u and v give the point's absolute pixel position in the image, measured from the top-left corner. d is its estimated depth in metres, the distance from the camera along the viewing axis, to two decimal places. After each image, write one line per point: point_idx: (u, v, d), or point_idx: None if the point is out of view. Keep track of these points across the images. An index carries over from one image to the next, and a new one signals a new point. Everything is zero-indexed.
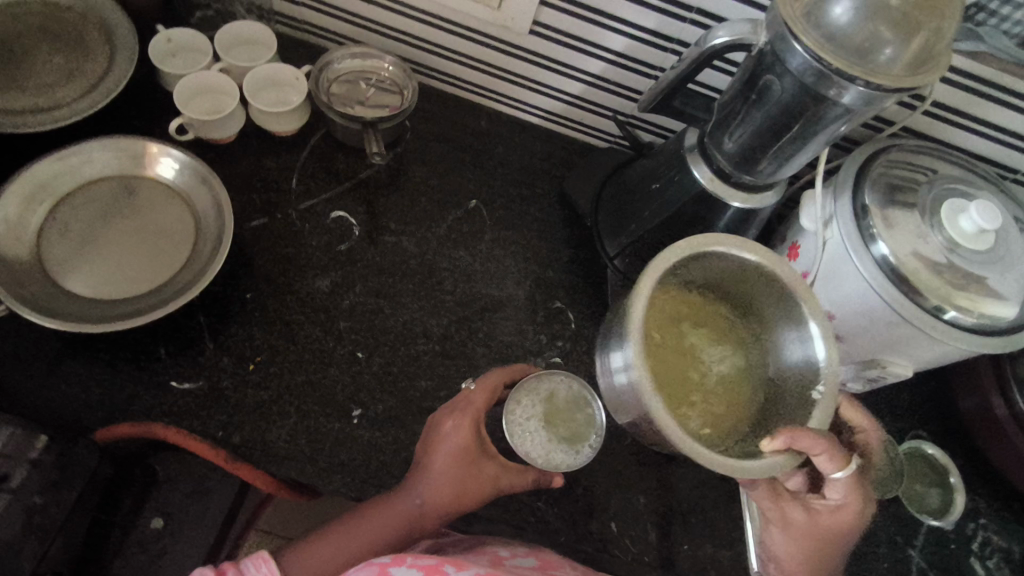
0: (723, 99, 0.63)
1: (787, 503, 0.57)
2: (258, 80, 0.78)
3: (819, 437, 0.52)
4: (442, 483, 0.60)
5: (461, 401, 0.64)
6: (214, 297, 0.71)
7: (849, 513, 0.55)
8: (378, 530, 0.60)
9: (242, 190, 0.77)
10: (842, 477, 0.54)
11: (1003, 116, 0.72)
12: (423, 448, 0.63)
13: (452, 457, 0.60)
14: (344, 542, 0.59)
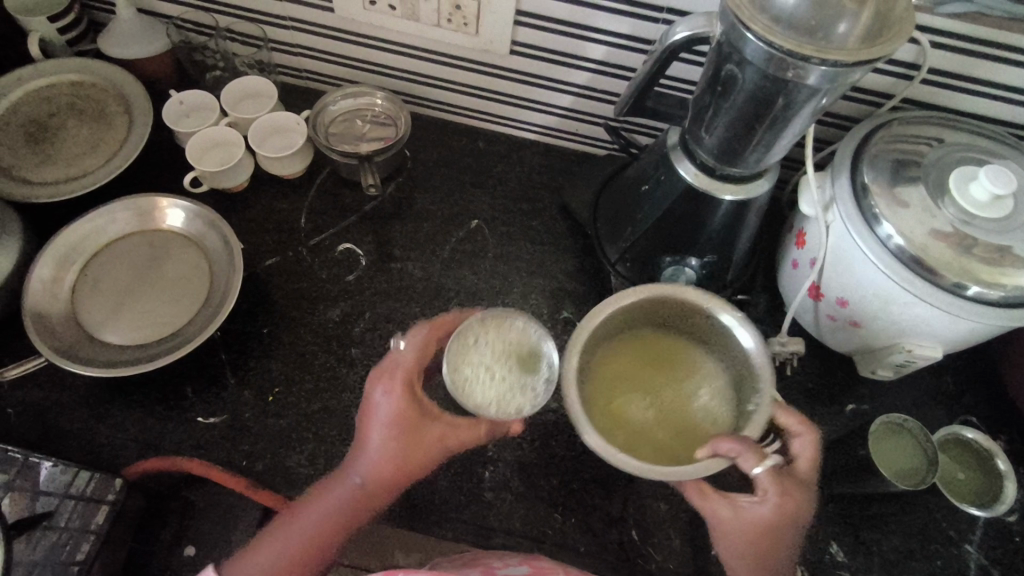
0: (696, 95, 0.64)
1: (713, 502, 0.59)
2: (262, 129, 0.84)
3: (736, 441, 0.55)
4: (381, 456, 0.59)
5: (396, 361, 0.61)
6: (233, 335, 0.76)
7: (775, 510, 0.57)
8: (323, 516, 0.59)
9: (256, 233, 0.82)
10: (762, 473, 0.56)
11: (1011, 75, 0.68)
12: (360, 421, 0.62)
13: (390, 427, 0.60)
14: (292, 534, 0.59)
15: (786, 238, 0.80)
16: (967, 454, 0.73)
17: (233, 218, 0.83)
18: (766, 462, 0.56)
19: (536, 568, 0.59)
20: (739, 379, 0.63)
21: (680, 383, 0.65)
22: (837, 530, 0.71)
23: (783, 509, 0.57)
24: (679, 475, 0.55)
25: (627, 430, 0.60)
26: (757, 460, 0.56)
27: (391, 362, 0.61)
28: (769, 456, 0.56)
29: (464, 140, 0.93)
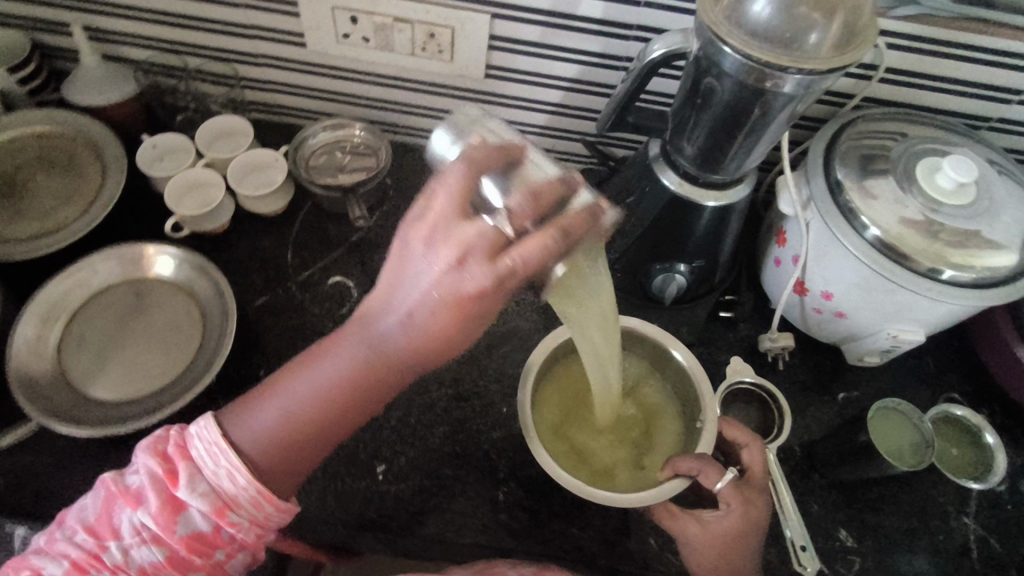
0: (675, 108, 0.66)
1: (680, 520, 0.63)
2: (241, 168, 0.83)
3: (693, 459, 0.62)
4: (431, 320, 0.47)
5: (465, 205, 0.48)
6: (229, 379, 0.74)
7: (737, 519, 0.61)
8: (345, 367, 0.50)
9: (242, 272, 0.81)
10: (722, 488, 0.62)
11: (961, 70, 0.72)
12: (404, 289, 0.49)
13: (446, 311, 0.46)
14: (312, 396, 0.51)
15: (766, 237, 0.82)
16: (961, 432, 0.76)
17: (218, 260, 0.82)
18: (726, 477, 0.62)
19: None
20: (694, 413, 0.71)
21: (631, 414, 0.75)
22: (845, 516, 0.73)
23: (747, 517, 0.61)
24: (627, 500, 0.62)
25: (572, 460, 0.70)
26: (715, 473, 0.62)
27: (480, 235, 0.46)
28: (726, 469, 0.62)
29: None
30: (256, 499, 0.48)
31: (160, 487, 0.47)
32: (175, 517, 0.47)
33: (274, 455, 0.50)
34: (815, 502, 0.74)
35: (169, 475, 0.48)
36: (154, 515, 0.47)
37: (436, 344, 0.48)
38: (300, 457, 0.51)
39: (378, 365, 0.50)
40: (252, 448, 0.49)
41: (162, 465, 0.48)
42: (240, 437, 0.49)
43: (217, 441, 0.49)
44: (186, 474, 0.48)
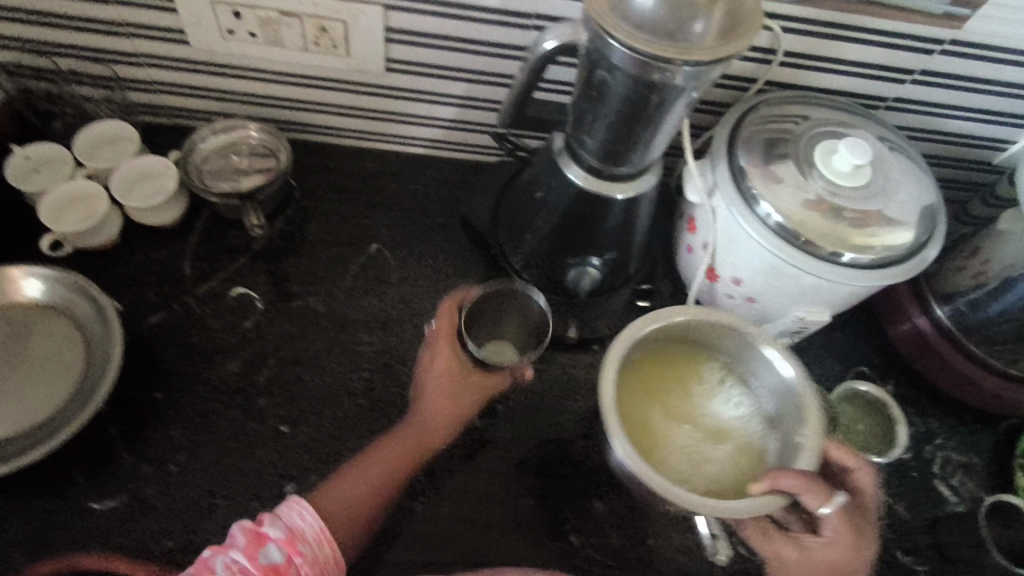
0: (573, 102, 0.64)
1: (778, 543, 0.65)
2: (127, 178, 0.77)
3: (800, 478, 0.60)
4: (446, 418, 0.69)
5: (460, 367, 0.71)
6: (124, 405, 0.69)
7: (844, 551, 0.60)
8: (394, 451, 0.66)
9: (135, 289, 0.76)
10: (828, 511, 0.60)
11: (853, 51, 0.73)
12: (444, 393, 0.69)
13: (454, 408, 0.70)
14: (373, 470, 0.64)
15: (678, 225, 0.82)
16: (867, 409, 0.80)
17: (105, 277, 0.76)
18: (831, 500, 0.60)
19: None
20: (783, 404, 0.69)
21: (714, 398, 0.72)
22: None
23: (856, 549, 0.60)
24: (716, 507, 0.60)
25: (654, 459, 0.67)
26: (820, 498, 0.60)
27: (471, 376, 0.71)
28: (836, 494, 0.60)
29: (352, 161, 0.89)
30: (320, 539, 0.56)
31: (247, 532, 0.54)
32: (258, 547, 0.53)
33: (351, 518, 0.61)
34: None
35: (260, 522, 0.55)
36: (243, 552, 0.52)
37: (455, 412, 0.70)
38: (366, 509, 0.62)
39: (409, 438, 0.67)
40: (339, 516, 0.60)
41: (251, 524, 0.54)
42: (327, 504, 0.60)
43: (303, 506, 0.57)
44: (276, 524, 0.55)
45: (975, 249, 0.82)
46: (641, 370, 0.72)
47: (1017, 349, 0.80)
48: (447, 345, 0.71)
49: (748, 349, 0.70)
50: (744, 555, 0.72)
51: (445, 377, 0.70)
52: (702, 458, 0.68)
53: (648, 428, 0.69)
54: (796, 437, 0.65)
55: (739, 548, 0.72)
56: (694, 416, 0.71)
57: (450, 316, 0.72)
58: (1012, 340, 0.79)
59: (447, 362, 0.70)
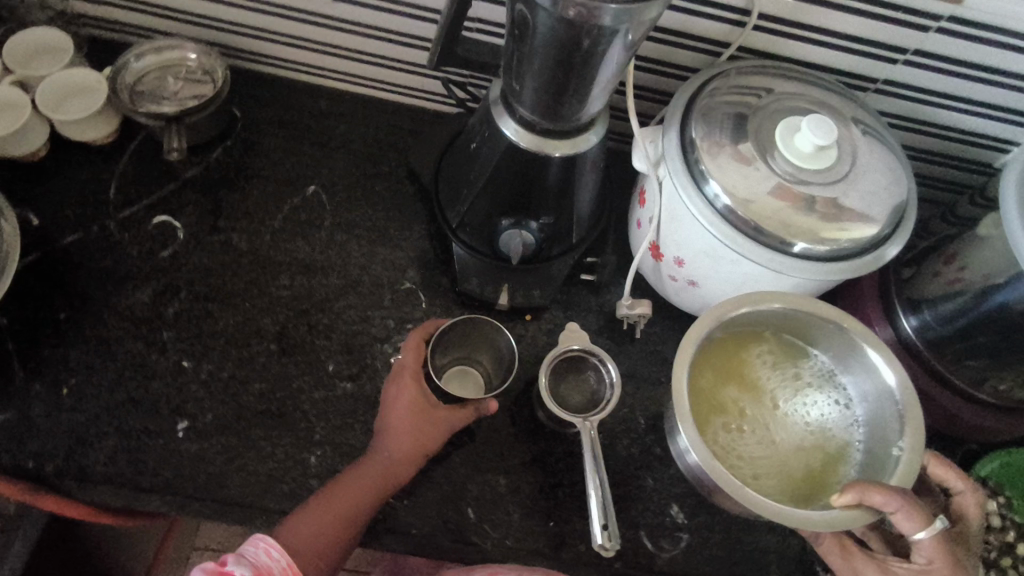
0: (504, 45, 0.58)
1: (857, 562, 0.58)
2: (55, 89, 0.74)
3: (892, 494, 0.53)
4: (404, 442, 0.62)
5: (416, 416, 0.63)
6: (24, 321, 0.67)
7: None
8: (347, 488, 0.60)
9: (54, 206, 0.73)
10: (924, 537, 0.54)
11: (836, 21, 0.66)
12: (413, 430, 0.63)
13: (412, 438, 0.63)
14: (340, 502, 0.59)
15: (630, 197, 0.77)
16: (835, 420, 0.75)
17: (26, 191, 0.74)
18: (929, 526, 0.54)
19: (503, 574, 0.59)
20: (873, 410, 0.63)
21: (773, 407, 0.66)
22: (679, 492, 0.71)
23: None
24: (812, 520, 0.55)
25: (743, 466, 0.62)
26: (923, 523, 0.54)
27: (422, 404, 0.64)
28: (936, 519, 0.55)
29: (303, 98, 0.85)
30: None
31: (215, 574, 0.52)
32: None
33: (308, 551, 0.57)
34: (650, 476, 0.72)
35: (218, 562, 0.52)
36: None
37: (415, 443, 0.63)
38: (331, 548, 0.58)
39: (368, 472, 0.61)
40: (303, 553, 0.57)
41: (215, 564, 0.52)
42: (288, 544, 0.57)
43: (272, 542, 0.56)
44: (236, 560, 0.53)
45: (952, 255, 0.75)
46: (713, 363, 0.66)
47: (984, 368, 0.73)
48: (411, 377, 0.65)
49: (838, 341, 0.64)
50: (649, 549, 0.69)
51: (411, 401, 0.64)
52: (757, 466, 0.62)
53: (705, 430, 0.63)
54: (891, 450, 0.59)
55: (644, 542, 0.69)
56: (766, 416, 0.65)
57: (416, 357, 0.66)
58: (979, 358, 0.73)
59: (410, 382, 0.64)
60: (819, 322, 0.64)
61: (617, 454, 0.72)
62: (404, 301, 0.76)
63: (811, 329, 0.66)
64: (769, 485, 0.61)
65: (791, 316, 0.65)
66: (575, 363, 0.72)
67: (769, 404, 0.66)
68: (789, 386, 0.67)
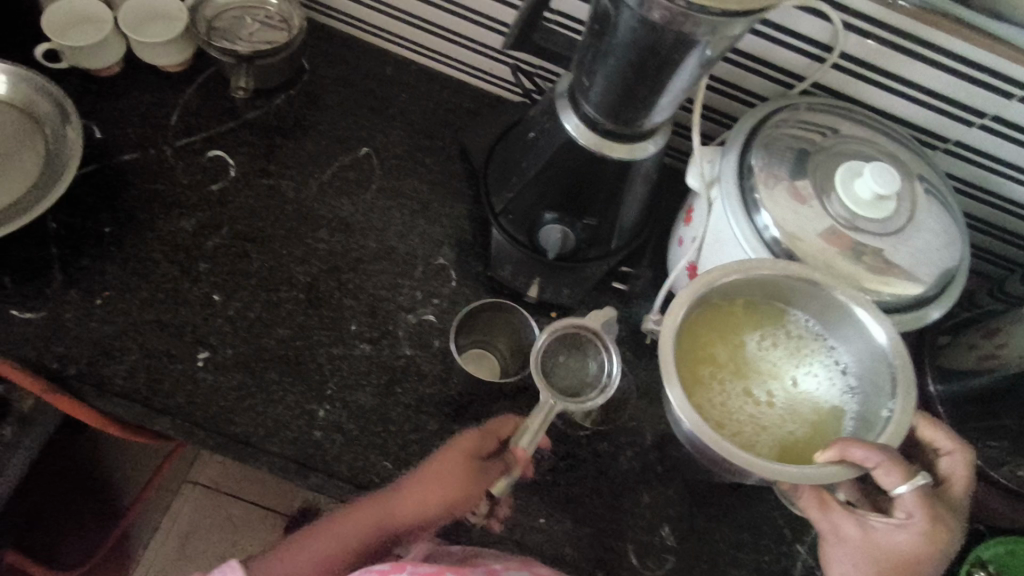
0: (583, 37, 0.58)
1: (840, 519, 0.56)
2: (138, 11, 0.75)
3: (876, 449, 0.53)
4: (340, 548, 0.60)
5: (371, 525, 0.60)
6: (71, 228, 0.69)
7: (929, 545, 0.54)
8: (354, 533, 0.60)
9: (117, 124, 0.75)
10: (906, 490, 0.54)
11: (918, 72, 0.65)
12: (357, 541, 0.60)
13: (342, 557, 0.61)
14: (292, 558, 0.61)
15: (677, 214, 0.77)
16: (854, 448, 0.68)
17: (94, 104, 0.76)
18: (912, 480, 0.54)
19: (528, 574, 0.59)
20: (871, 376, 0.62)
21: (769, 372, 0.65)
22: (673, 514, 0.71)
23: (930, 530, 0.54)
24: (798, 476, 0.54)
25: (736, 429, 0.62)
26: (904, 476, 0.54)
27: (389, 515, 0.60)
28: (919, 474, 0.54)
29: (371, 61, 0.86)
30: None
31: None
32: None
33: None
34: (647, 493, 0.71)
35: None
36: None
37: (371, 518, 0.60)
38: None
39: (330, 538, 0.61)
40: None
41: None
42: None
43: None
44: None
45: (993, 330, 0.74)
46: (705, 331, 0.65)
47: (1004, 450, 0.71)
48: (462, 454, 0.60)
49: (829, 310, 0.64)
50: (632, 564, 0.69)
51: (453, 484, 0.58)
52: (748, 427, 0.62)
53: (697, 395, 0.62)
54: (879, 411, 0.59)
55: (629, 556, 0.69)
56: (760, 383, 0.64)
57: (478, 442, 0.61)
58: (1003, 439, 0.71)
59: (460, 469, 0.59)
60: (809, 290, 0.63)
61: (618, 465, 0.72)
62: (435, 276, 0.76)
63: (810, 301, 0.64)
64: (761, 448, 0.61)
65: (790, 287, 0.64)
66: (576, 348, 0.71)
67: (763, 370, 0.65)
68: (783, 354, 0.66)
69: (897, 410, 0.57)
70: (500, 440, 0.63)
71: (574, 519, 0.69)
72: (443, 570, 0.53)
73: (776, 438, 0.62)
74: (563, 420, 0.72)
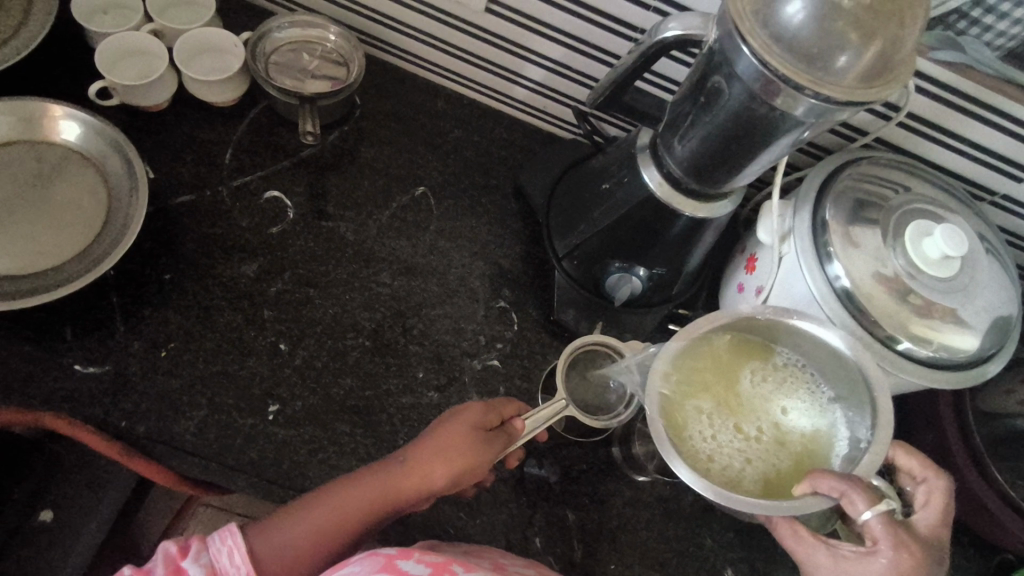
0: (674, 100, 0.58)
1: (809, 545, 0.52)
2: (191, 44, 0.72)
3: (840, 477, 0.47)
4: (338, 515, 0.56)
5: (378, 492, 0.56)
6: (130, 276, 0.67)
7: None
8: (366, 497, 0.56)
9: (171, 163, 0.73)
10: (873, 519, 0.47)
11: (982, 134, 0.66)
12: (359, 509, 0.56)
13: (337, 526, 0.56)
14: (290, 524, 0.56)
15: (735, 259, 0.78)
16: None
17: (146, 142, 0.73)
18: (877, 508, 0.47)
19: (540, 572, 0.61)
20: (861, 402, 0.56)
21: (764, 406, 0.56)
22: (735, 556, 0.73)
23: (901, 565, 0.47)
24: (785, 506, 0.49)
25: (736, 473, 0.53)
26: (870, 502, 0.47)
27: (395, 481, 0.56)
28: (887, 500, 0.48)
29: (423, 95, 0.84)
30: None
31: (169, 561, 0.53)
32: None
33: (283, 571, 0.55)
34: (708, 535, 0.73)
35: (179, 552, 0.54)
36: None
37: (376, 483, 0.56)
38: (307, 563, 0.56)
39: (331, 499, 0.57)
40: (269, 563, 0.55)
41: (179, 546, 0.54)
42: (260, 544, 0.55)
43: (238, 543, 0.54)
44: (194, 550, 0.54)
45: None
46: (692, 353, 0.57)
47: None
48: (466, 425, 0.57)
49: (818, 347, 0.57)
50: None
51: (457, 455, 0.56)
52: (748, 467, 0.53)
53: (675, 419, 0.54)
54: (858, 448, 0.53)
55: None
56: (752, 417, 0.56)
57: (480, 415, 0.59)
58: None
59: (464, 440, 0.56)
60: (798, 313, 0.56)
61: (681, 508, 0.73)
62: (497, 320, 0.76)
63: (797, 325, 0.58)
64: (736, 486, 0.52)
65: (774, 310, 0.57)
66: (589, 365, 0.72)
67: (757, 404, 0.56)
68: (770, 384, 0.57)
69: (879, 448, 0.52)
70: (502, 417, 0.61)
71: (641, 564, 0.71)
72: (450, 562, 0.52)
73: (759, 475, 0.53)
74: (629, 465, 0.73)
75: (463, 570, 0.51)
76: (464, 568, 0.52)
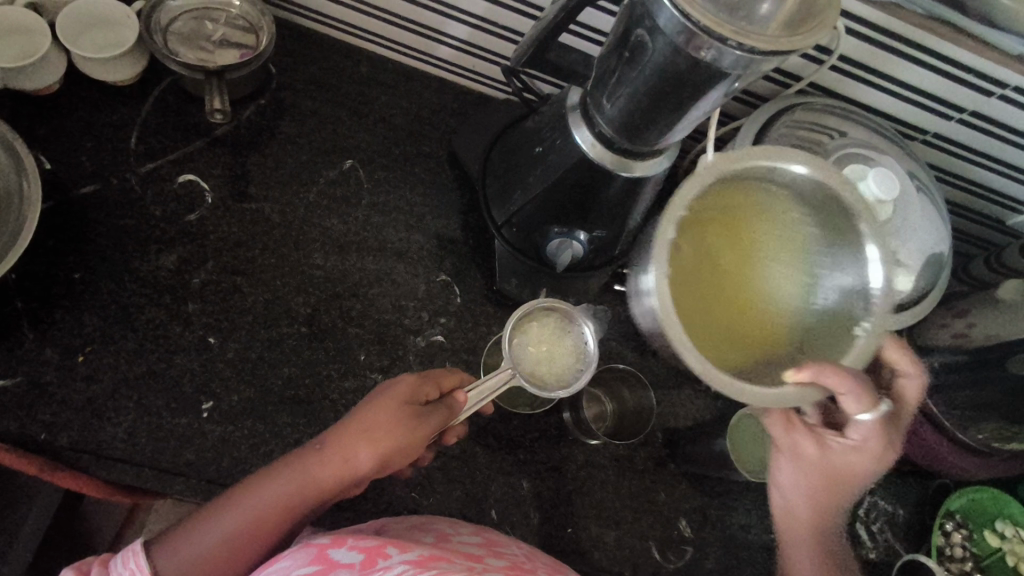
0: (601, 56, 0.56)
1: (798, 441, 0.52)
2: (77, 18, 0.66)
3: (850, 376, 0.45)
4: (257, 514, 0.49)
5: (302, 489, 0.50)
6: (35, 279, 0.63)
7: (865, 456, 0.51)
8: (283, 492, 0.49)
9: (70, 151, 0.68)
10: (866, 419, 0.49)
11: (910, 74, 0.66)
12: (287, 506, 0.50)
13: (258, 527, 0.49)
14: (216, 521, 0.49)
15: None
16: None
17: (39, 130, 0.67)
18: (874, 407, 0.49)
19: (489, 539, 0.57)
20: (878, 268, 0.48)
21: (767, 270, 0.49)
22: (689, 507, 0.74)
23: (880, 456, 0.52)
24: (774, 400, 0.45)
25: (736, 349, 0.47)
26: (867, 405, 0.47)
27: (312, 464, 0.50)
28: (881, 402, 0.49)
29: (344, 61, 0.79)
30: None
31: None
32: None
33: None
34: (662, 489, 0.73)
35: None
36: None
37: (293, 472, 0.50)
38: (238, 566, 0.50)
39: (254, 497, 0.50)
40: None
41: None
42: (169, 566, 0.48)
43: (141, 565, 0.48)
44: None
45: (963, 310, 0.75)
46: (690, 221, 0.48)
47: None
48: (394, 403, 0.52)
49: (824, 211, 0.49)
50: (656, 560, 0.72)
51: (387, 438, 0.50)
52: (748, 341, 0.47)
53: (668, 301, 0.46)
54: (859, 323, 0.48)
55: (652, 552, 0.72)
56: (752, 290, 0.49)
57: (413, 390, 0.53)
58: None
59: (391, 419, 0.51)
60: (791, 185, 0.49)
61: (633, 467, 0.73)
62: (441, 294, 0.73)
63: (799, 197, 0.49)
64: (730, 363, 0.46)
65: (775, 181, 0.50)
66: (541, 328, 0.69)
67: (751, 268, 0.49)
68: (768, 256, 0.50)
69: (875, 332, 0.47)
70: (441, 388, 0.56)
71: (598, 524, 0.71)
72: (385, 544, 0.46)
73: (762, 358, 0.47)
74: (579, 429, 0.73)
75: (397, 551, 0.45)
76: (400, 548, 0.46)
